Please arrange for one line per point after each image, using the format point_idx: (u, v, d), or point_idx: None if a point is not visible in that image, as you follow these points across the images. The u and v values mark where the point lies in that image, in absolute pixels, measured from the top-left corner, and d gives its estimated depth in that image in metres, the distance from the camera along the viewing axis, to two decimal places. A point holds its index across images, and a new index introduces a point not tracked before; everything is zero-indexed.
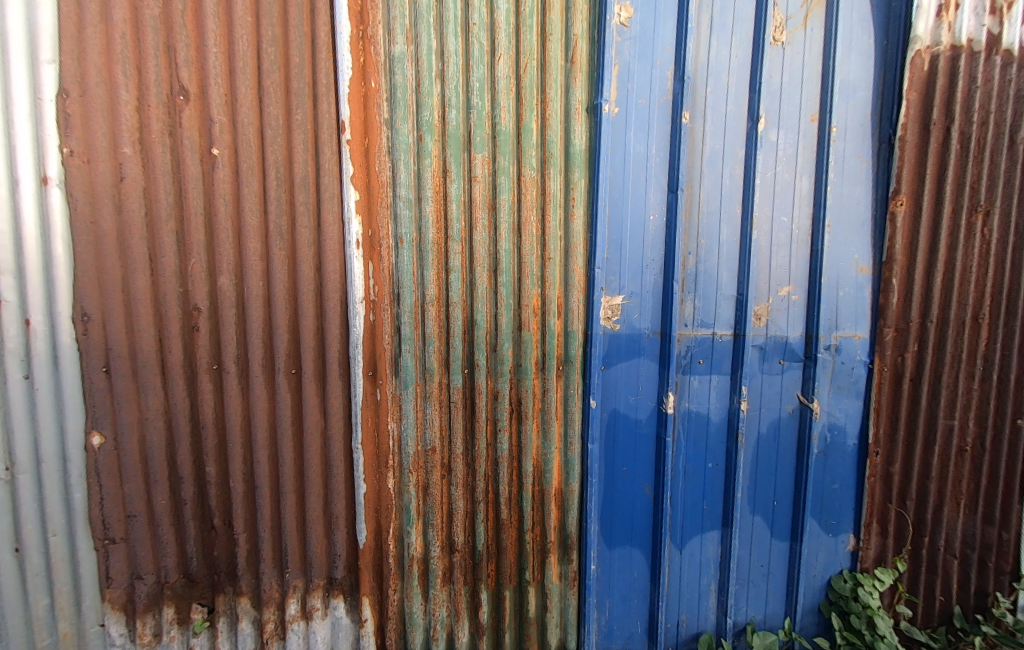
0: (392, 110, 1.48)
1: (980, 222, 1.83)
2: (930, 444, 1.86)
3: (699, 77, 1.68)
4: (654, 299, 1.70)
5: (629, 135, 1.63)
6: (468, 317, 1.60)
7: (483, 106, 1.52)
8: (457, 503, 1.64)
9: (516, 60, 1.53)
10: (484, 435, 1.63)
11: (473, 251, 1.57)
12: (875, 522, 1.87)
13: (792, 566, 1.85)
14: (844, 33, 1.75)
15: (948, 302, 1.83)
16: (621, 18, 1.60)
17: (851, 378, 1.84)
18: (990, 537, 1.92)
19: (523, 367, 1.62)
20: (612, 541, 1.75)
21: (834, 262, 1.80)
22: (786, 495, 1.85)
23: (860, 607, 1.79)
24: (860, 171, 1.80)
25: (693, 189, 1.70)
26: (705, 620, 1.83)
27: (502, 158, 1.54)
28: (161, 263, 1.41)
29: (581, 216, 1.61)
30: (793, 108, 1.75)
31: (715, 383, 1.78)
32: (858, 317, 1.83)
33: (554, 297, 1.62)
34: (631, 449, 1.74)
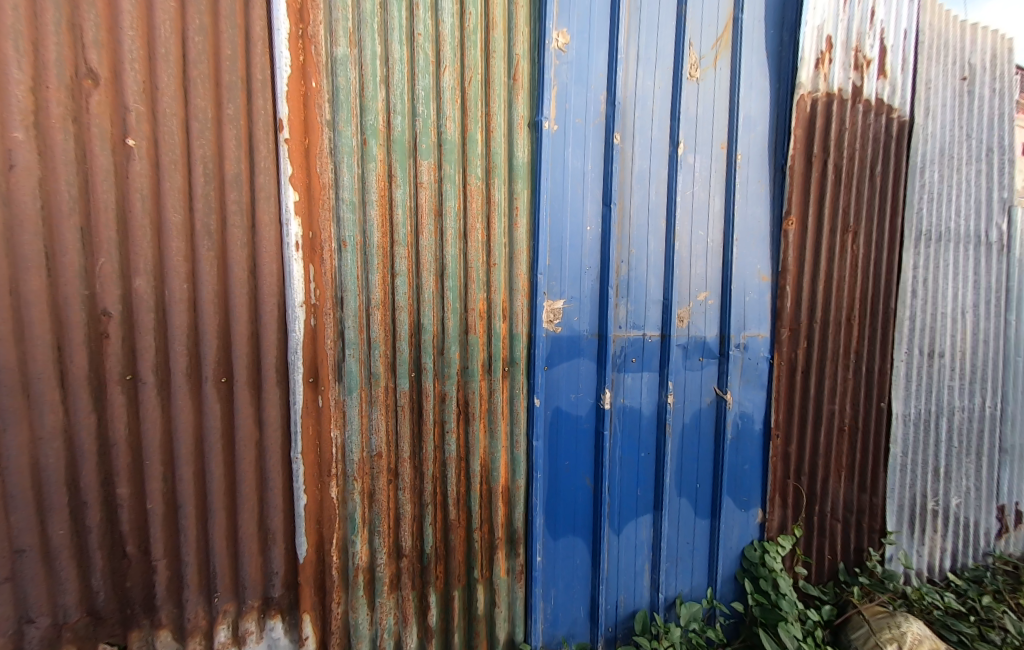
0: (335, 112, 1.43)
1: (849, 240, 2.25)
2: (817, 425, 2.22)
3: (627, 102, 1.85)
4: (592, 303, 1.84)
5: (568, 152, 1.76)
6: (414, 321, 1.59)
7: (429, 114, 1.54)
8: (405, 507, 1.61)
9: (461, 73, 1.58)
10: (432, 438, 1.63)
11: (420, 256, 1.57)
12: (778, 495, 2.16)
13: (712, 540, 2.07)
14: (746, 75, 2.03)
15: (827, 307, 2.21)
16: (559, 43, 1.72)
17: (756, 371, 2.11)
18: (864, 503, 2.35)
19: (470, 370, 1.65)
20: (556, 532, 1.84)
21: (741, 271, 2.07)
22: (707, 478, 2.07)
23: (767, 571, 2.03)
24: (761, 194, 2.09)
25: (624, 203, 1.87)
26: (640, 597, 1.97)
27: (448, 166, 1.58)
28: (58, 262, 1.19)
29: (524, 225, 1.71)
30: (706, 136, 1.99)
31: (646, 380, 1.95)
32: (761, 319, 2.11)
33: (499, 301, 1.69)
34: (573, 444, 1.84)
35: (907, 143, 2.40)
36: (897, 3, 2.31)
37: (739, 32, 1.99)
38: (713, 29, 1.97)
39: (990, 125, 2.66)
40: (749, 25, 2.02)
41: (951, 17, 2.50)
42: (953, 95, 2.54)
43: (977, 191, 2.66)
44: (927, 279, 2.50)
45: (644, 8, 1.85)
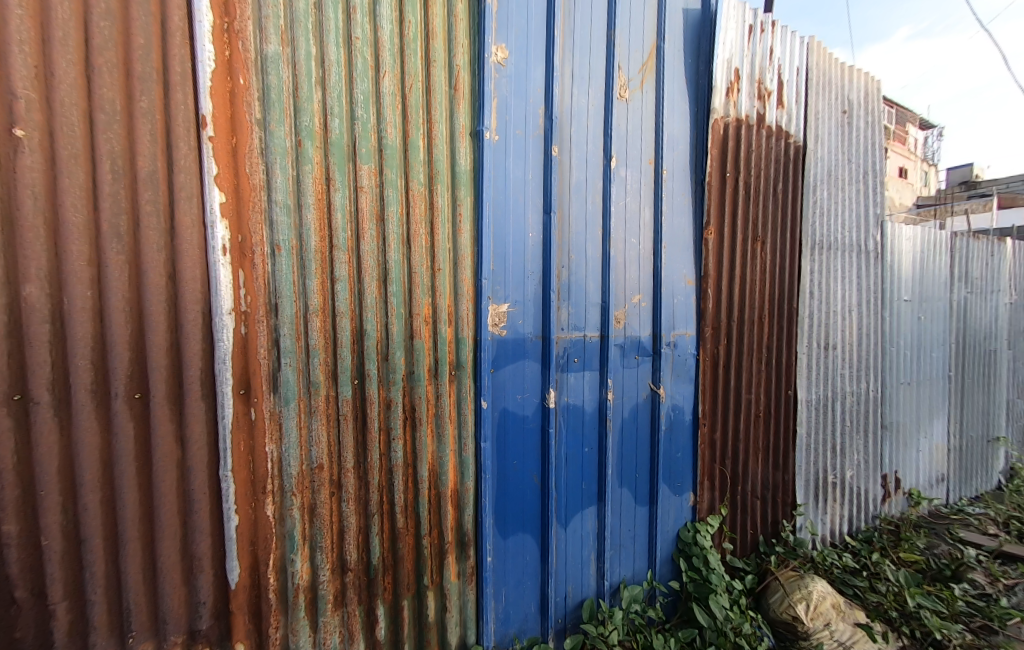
0: (266, 111, 1.29)
1: (758, 248, 2.55)
2: (738, 412, 2.48)
3: (564, 117, 1.95)
4: (535, 306, 1.89)
5: (508, 162, 1.81)
6: (356, 327, 1.47)
7: (368, 118, 1.46)
8: (349, 519, 1.48)
9: (401, 79, 1.54)
10: (377, 446, 1.52)
11: (361, 262, 1.46)
12: (706, 479, 2.37)
13: (651, 526, 2.21)
14: (668, 98, 2.23)
15: (741, 307, 2.49)
16: (498, 57, 1.77)
17: (685, 366, 2.30)
18: (778, 481, 2.63)
19: (415, 375, 1.58)
20: (506, 531, 1.85)
21: (670, 275, 2.25)
22: (645, 468, 2.21)
23: (699, 549, 2.22)
24: (685, 205, 2.30)
25: (564, 212, 1.96)
26: (587, 587, 2.05)
27: (389, 171, 1.51)
28: None
29: (468, 231, 1.71)
30: (636, 152, 2.16)
31: (587, 379, 2.05)
32: (688, 319, 2.31)
33: (444, 305, 1.65)
34: (520, 444, 1.87)
35: (802, 165, 2.76)
36: (790, 44, 2.67)
37: (661, 59, 2.19)
38: (639, 55, 2.15)
39: (866, 151, 3.14)
40: (670, 54, 2.23)
41: (833, 59, 2.91)
42: (837, 125, 2.96)
43: (858, 206, 3.10)
44: (821, 282, 2.88)
45: (576, 32, 1.97)
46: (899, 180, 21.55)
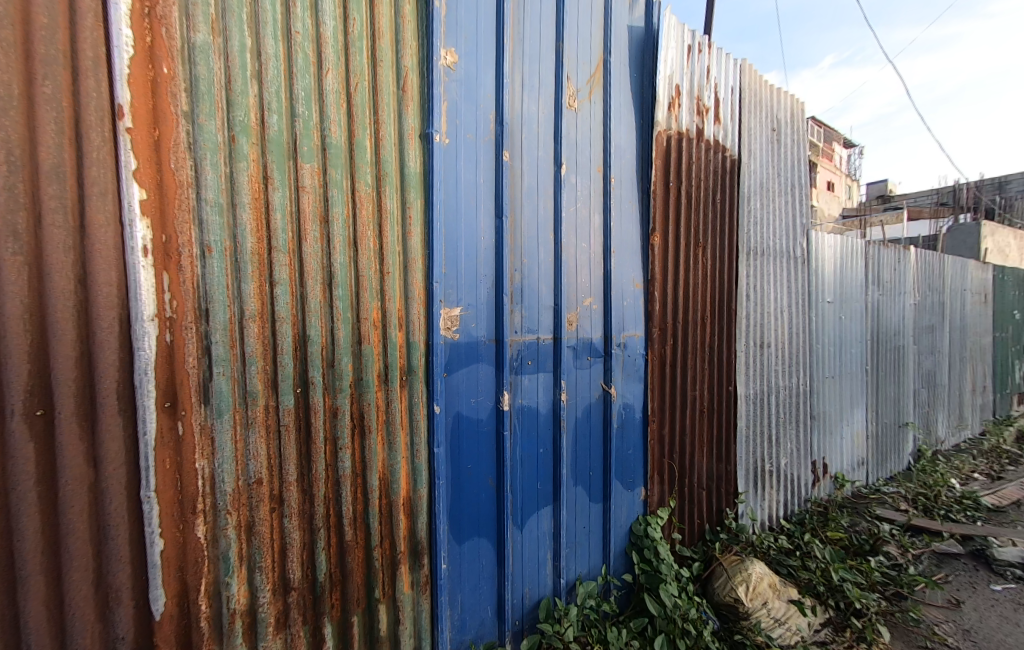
0: (194, 103, 1.20)
1: (698, 253, 2.72)
2: (683, 408, 2.63)
3: (515, 123, 1.98)
4: (488, 309, 1.89)
5: (459, 166, 1.80)
6: (299, 332, 1.39)
7: (310, 116, 1.40)
8: (292, 536, 1.40)
9: (346, 77, 1.48)
10: (323, 457, 1.45)
11: (304, 264, 1.39)
12: (656, 473, 2.48)
13: (605, 522, 2.27)
14: (615, 110, 2.33)
15: (685, 309, 2.64)
16: (448, 61, 1.76)
17: (634, 366, 2.40)
18: (720, 471, 2.81)
19: (364, 381, 1.53)
20: (461, 536, 1.81)
21: (619, 279, 2.34)
22: (599, 466, 2.27)
23: (649, 541, 2.32)
24: (632, 212, 2.40)
25: (516, 216, 1.98)
26: (544, 586, 2.07)
27: (334, 171, 1.45)
28: None
29: (418, 234, 1.68)
30: (585, 159, 2.22)
31: (541, 380, 2.07)
32: (637, 321, 2.41)
33: (394, 310, 1.61)
34: (475, 448, 1.85)
35: (736, 177, 2.97)
36: (725, 64, 2.87)
37: (608, 72, 2.28)
38: (587, 67, 2.22)
39: (793, 166, 3.42)
40: (616, 68, 2.33)
41: (763, 81, 3.16)
42: (768, 141, 3.21)
43: (787, 216, 3.38)
44: (756, 286, 3.11)
45: (526, 41, 2.01)
46: (823, 191, 23.63)
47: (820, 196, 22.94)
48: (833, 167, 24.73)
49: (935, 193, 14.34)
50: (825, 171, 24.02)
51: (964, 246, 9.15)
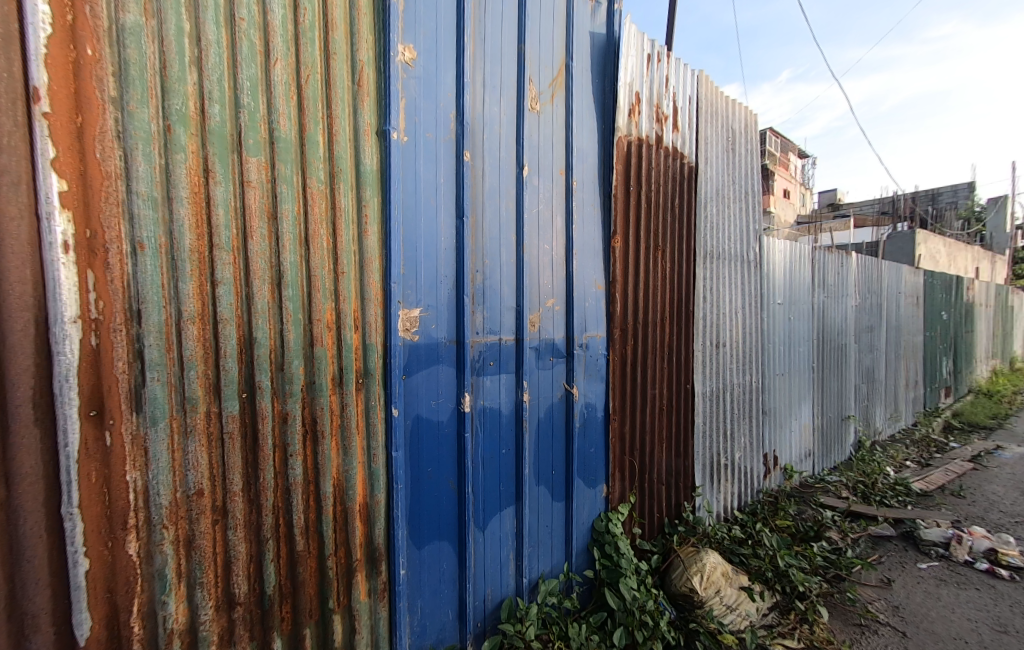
0: (124, 89, 1.12)
1: (657, 256, 2.81)
2: (644, 406, 2.70)
3: (476, 124, 1.97)
4: (448, 311, 1.87)
5: (418, 165, 1.77)
6: (245, 334, 1.33)
7: (256, 108, 1.34)
8: (238, 549, 1.33)
9: (296, 69, 1.43)
10: (271, 464, 1.39)
11: (250, 263, 1.33)
12: (617, 471, 2.53)
13: (568, 520, 2.30)
14: (577, 114, 2.36)
15: (644, 310, 2.72)
16: (406, 57, 1.73)
17: (596, 366, 2.44)
18: (678, 467, 2.91)
19: (317, 384, 1.48)
20: (421, 540, 1.78)
21: (581, 280, 2.37)
22: (561, 465, 2.29)
23: (610, 536, 2.36)
24: (594, 215, 2.44)
25: (477, 217, 1.97)
26: (506, 587, 2.06)
27: (283, 166, 1.40)
28: None
29: (375, 233, 1.63)
30: (547, 162, 2.24)
31: (503, 381, 2.06)
32: (598, 322, 2.46)
33: (349, 311, 1.56)
34: (435, 451, 1.82)
35: (693, 184, 3.09)
36: (682, 74, 2.98)
37: (569, 77, 2.32)
38: (549, 70, 2.25)
39: (747, 174, 3.59)
40: (578, 74, 2.36)
41: (718, 92, 3.30)
42: (723, 149, 3.35)
43: (741, 222, 3.54)
44: (712, 288, 3.24)
45: (487, 41, 2.00)
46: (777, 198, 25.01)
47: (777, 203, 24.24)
48: (786, 176, 26.22)
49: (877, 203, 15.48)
50: (783, 179, 25.38)
51: (903, 253, 10.00)
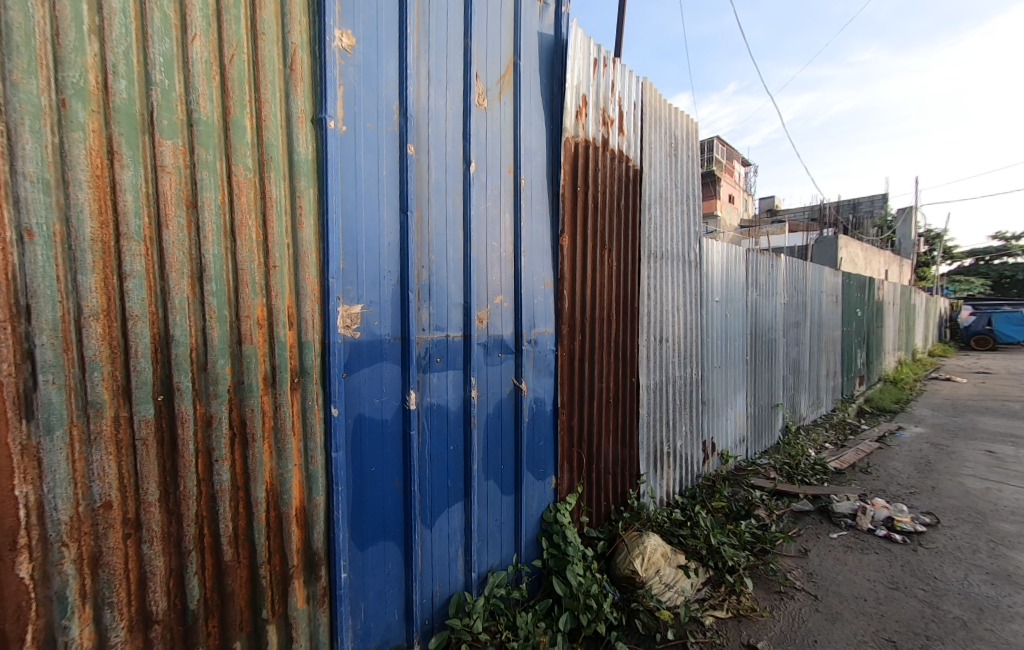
0: (5, 56, 1.00)
1: (604, 254, 2.90)
2: (591, 400, 2.78)
3: (421, 117, 1.93)
4: (392, 307, 1.82)
5: (358, 156, 1.71)
6: (160, 332, 1.22)
7: (171, 86, 1.24)
8: (154, 563, 1.22)
9: (218, 47, 1.33)
10: (193, 471, 1.29)
11: (166, 255, 1.22)
12: (566, 462, 2.60)
13: (517, 513, 2.33)
14: (525, 113, 2.38)
15: (591, 306, 2.79)
16: (344, 44, 1.66)
17: (545, 361, 2.49)
18: (624, 456, 3.03)
19: (246, 384, 1.39)
20: (364, 541, 1.73)
21: (529, 277, 2.41)
22: (511, 460, 2.31)
23: (558, 526, 2.42)
24: (542, 214, 2.48)
25: (423, 212, 1.94)
26: (455, 582, 2.06)
27: (204, 151, 1.30)
28: None
29: (311, 226, 1.56)
30: (495, 159, 2.25)
31: (451, 378, 2.05)
32: (547, 318, 2.50)
33: (282, 307, 1.48)
34: (379, 450, 1.77)
35: (637, 186, 3.22)
36: (627, 80, 3.09)
37: (517, 76, 2.33)
38: (497, 67, 2.25)
39: (688, 179, 3.80)
40: (526, 73, 2.39)
41: (661, 99, 3.46)
42: (666, 155, 3.52)
43: (683, 223, 3.74)
44: (655, 286, 3.40)
45: (432, 33, 1.97)
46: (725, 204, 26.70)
47: (725, 209, 26.09)
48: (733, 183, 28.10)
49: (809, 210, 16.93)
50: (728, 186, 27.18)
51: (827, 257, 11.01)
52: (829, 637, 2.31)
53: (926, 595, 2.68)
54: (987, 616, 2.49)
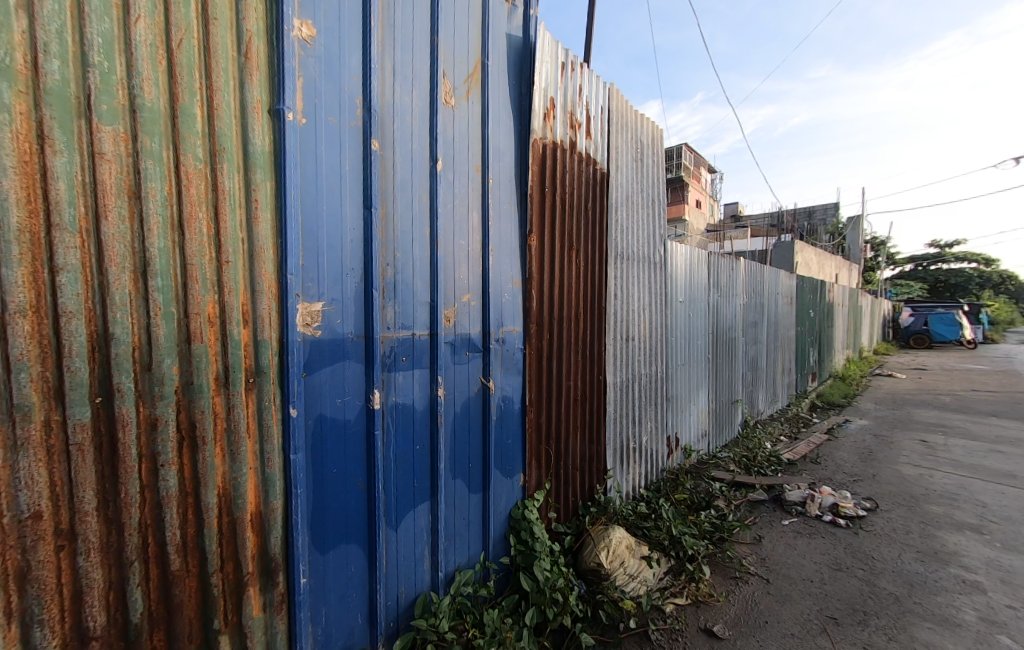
0: None
1: (572, 255, 2.95)
2: (559, 398, 2.82)
3: (385, 112, 1.90)
4: (355, 305, 1.78)
5: (319, 150, 1.66)
6: (97, 330, 1.15)
7: (111, 68, 1.16)
8: (91, 577, 1.15)
9: (165, 30, 1.26)
10: (136, 478, 1.21)
11: (104, 248, 1.15)
12: (534, 460, 2.62)
13: (485, 511, 2.32)
14: (493, 113, 2.39)
15: (559, 305, 2.83)
16: (304, 34, 1.61)
17: (513, 360, 2.50)
18: (592, 452, 3.09)
19: (196, 384, 1.33)
20: (325, 545, 1.68)
21: (497, 276, 2.41)
22: (478, 458, 2.31)
23: (525, 522, 2.44)
24: (510, 213, 2.49)
25: (388, 209, 1.90)
26: (421, 583, 2.03)
27: (149, 139, 1.23)
28: None
29: (268, 220, 1.50)
30: (462, 157, 2.24)
31: (417, 377, 2.02)
32: (515, 317, 2.51)
33: (236, 304, 1.42)
34: (341, 452, 1.73)
35: (604, 188, 3.29)
36: (595, 85, 3.15)
37: (485, 75, 2.34)
38: (464, 66, 2.24)
39: (654, 183, 3.91)
40: (494, 73, 2.39)
41: (628, 105, 3.55)
42: (632, 159, 3.62)
43: (649, 226, 3.84)
44: (621, 287, 3.47)
45: (397, 28, 1.94)
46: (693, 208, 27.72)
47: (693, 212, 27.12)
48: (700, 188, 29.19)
49: (768, 216, 17.82)
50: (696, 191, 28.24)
51: (784, 261, 11.60)
52: (779, 618, 2.44)
53: (865, 574, 2.87)
54: (917, 590, 2.69)
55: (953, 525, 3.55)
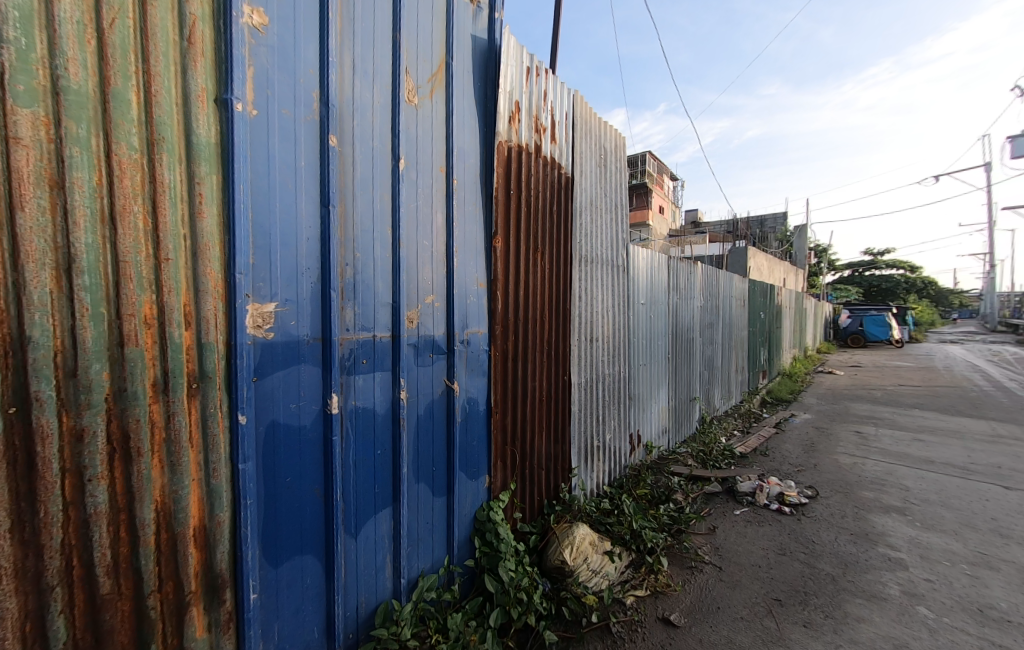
0: None
1: (537, 257, 2.97)
2: (524, 399, 2.83)
3: (344, 108, 1.84)
4: (312, 306, 1.71)
5: (271, 144, 1.58)
6: (11, 332, 1.04)
7: (29, 46, 1.06)
8: (4, 606, 1.04)
9: (94, 6, 1.16)
10: (58, 494, 1.11)
11: (20, 242, 1.04)
12: (499, 461, 2.61)
13: (449, 515, 2.29)
14: (457, 113, 2.37)
15: (523, 307, 2.84)
16: (255, 22, 1.53)
17: (477, 361, 2.48)
18: (557, 453, 3.12)
19: (130, 391, 1.22)
20: (278, 558, 1.60)
21: (461, 277, 2.38)
22: (442, 462, 2.27)
23: (490, 523, 2.43)
24: (475, 214, 2.48)
25: (347, 207, 1.84)
26: (382, 591, 1.97)
27: (74, 125, 1.13)
28: None
29: (213, 215, 1.42)
30: (425, 157, 2.20)
31: (378, 379, 1.96)
32: (479, 318, 2.50)
33: (177, 304, 1.32)
34: (296, 459, 1.65)
35: (569, 192, 3.34)
36: (559, 90, 3.20)
37: (449, 75, 2.31)
38: (428, 65, 2.21)
39: (617, 188, 4.01)
40: (459, 73, 2.37)
41: (592, 112, 3.62)
42: (596, 164, 3.69)
43: (612, 231, 3.94)
44: (586, 289, 3.53)
45: (357, 21, 1.88)
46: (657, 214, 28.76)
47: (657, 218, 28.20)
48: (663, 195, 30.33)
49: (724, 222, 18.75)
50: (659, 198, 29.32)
51: (738, 265, 12.21)
52: (730, 602, 2.55)
53: (806, 557, 3.05)
54: (850, 570, 2.89)
55: (882, 508, 3.84)
